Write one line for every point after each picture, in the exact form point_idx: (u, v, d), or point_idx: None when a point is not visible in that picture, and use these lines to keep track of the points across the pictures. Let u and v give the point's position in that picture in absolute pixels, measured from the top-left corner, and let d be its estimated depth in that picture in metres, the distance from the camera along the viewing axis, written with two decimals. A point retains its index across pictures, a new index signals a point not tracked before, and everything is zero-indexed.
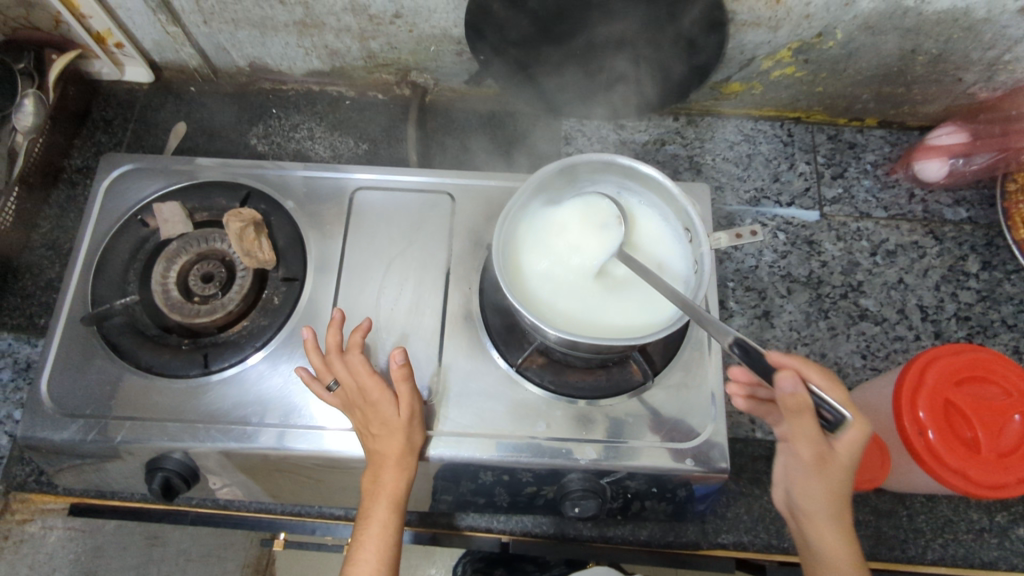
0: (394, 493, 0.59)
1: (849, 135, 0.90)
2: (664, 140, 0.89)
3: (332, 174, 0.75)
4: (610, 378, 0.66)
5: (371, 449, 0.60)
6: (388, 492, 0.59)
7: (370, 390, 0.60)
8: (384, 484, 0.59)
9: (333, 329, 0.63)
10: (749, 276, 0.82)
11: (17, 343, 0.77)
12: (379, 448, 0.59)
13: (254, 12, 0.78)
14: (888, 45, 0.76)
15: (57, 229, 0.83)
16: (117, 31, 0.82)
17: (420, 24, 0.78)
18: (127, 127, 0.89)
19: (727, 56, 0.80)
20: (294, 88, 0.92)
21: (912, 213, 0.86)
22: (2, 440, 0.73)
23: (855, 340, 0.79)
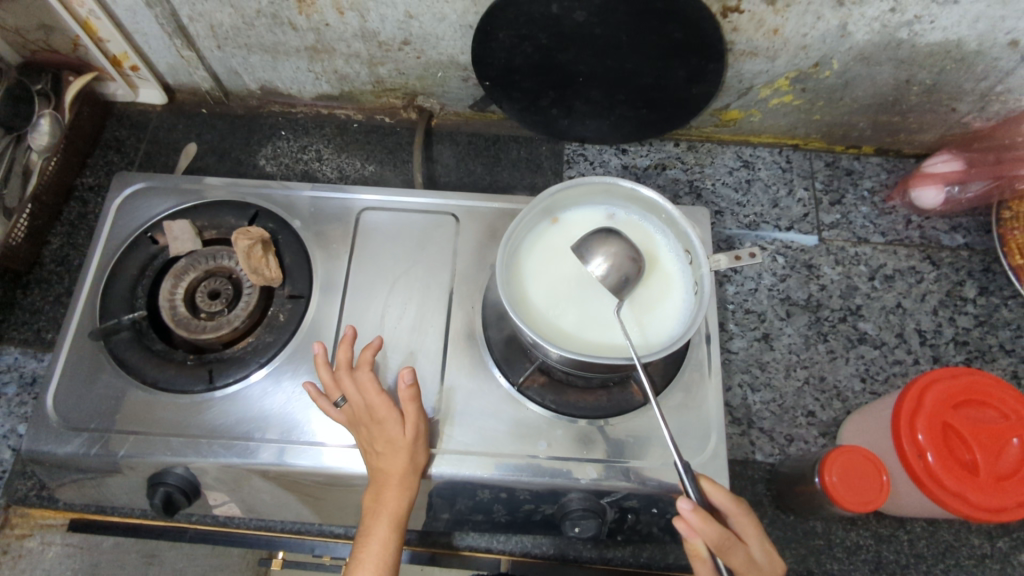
0: (396, 511, 0.59)
1: (846, 162, 0.92)
2: (665, 164, 0.90)
3: (339, 195, 0.77)
4: (610, 398, 0.66)
5: (374, 467, 0.60)
6: (389, 510, 0.59)
7: (377, 408, 0.61)
8: (387, 502, 0.59)
9: (345, 346, 0.64)
10: (749, 298, 0.83)
11: (23, 357, 0.78)
12: (383, 466, 0.59)
13: (267, 38, 0.80)
14: (884, 76, 0.78)
15: (66, 246, 0.84)
16: (133, 54, 0.85)
17: (428, 51, 0.80)
18: (139, 147, 0.91)
19: (727, 84, 0.82)
20: (304, 111, 0.94)
21: (909, 238, 0.87)
22: (6, 454, 0.74)
23: (854, 364, 0.79)
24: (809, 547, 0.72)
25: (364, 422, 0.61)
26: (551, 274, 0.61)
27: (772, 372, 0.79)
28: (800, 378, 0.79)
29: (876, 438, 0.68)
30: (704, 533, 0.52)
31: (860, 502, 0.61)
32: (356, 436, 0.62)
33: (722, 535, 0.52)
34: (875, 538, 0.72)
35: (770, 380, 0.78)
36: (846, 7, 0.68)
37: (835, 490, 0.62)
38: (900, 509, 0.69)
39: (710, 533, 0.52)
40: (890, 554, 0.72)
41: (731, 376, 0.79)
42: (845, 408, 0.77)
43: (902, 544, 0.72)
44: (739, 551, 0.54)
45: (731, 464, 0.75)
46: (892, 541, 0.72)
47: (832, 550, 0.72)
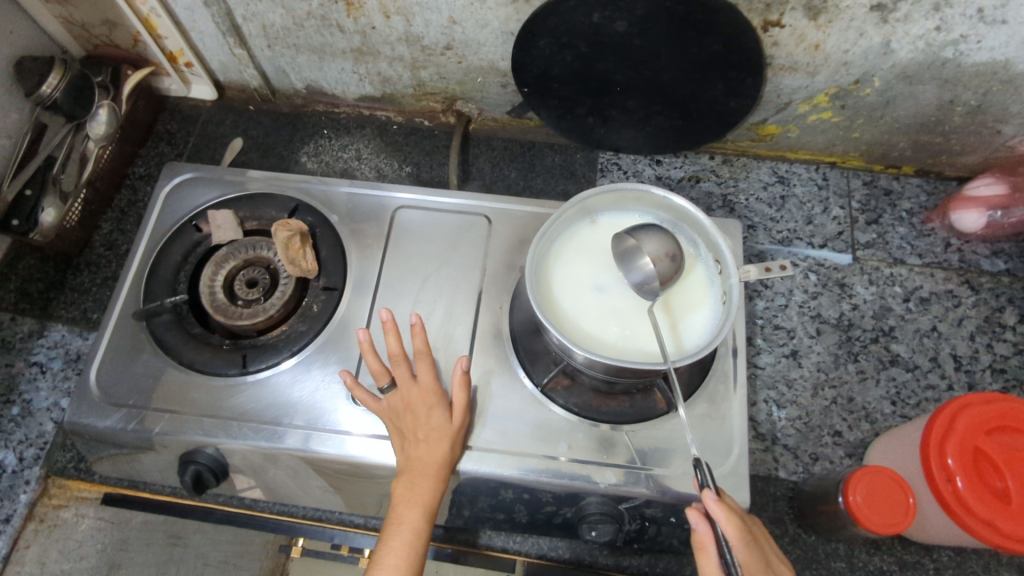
0: (429, 502, 0.60)
1: (884, 182, 0.91)
2: (699, 177, 0.91)
3: (376, 192, 0.79)
4: (633, 405, 0.66)
5: (411, 456, 0.61)
6: (423, 499, 0.60)
7: (425, 397, 0.64)
8: (421, 491, 0.60)
9: (394, 336, 0.66)
10: (779, 314, 0.82)
11: (69, 335, 0.82)
12: (421, 455, 0.61)
13: (316, 39, 0.83)
14: (927, 95, 0.77)
15: (115, 231, 0.88)
16: (188, 51, 0.88)
17: (469, 56, 0.82)
18: (189, 140, 0.95)
19: (764, 98, 0.82)
20: (346, 111, 0.97)
21: (947, 261, 0.86)
22: (48, 426, 0.77)
23: (884, 386, 0.78)
24: (831, 569, 0.70)
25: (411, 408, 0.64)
26: (581, 277, 0.62)
27: (799, 390, 0.78)
28: (828, 397, 0.78)
29: (903, 461, 0.67)
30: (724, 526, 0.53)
31: (886, 524, 0.60)
32: (395, 424, 0.64)
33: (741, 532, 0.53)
34: (899, 564, 0.71)
35: (796, 397, 0.78)
36: (889, 24, 0.68)
37: (859, 511, 0.60)
38: (927, 536, 0.67)
39: (729, 527, 0.53)
40: None
41: (756, 391, 0.78)
42: (873, 430, 0.76)
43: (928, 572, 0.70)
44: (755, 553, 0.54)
45: (753, 479, 0.74)
46: (917, 568, 0.71)
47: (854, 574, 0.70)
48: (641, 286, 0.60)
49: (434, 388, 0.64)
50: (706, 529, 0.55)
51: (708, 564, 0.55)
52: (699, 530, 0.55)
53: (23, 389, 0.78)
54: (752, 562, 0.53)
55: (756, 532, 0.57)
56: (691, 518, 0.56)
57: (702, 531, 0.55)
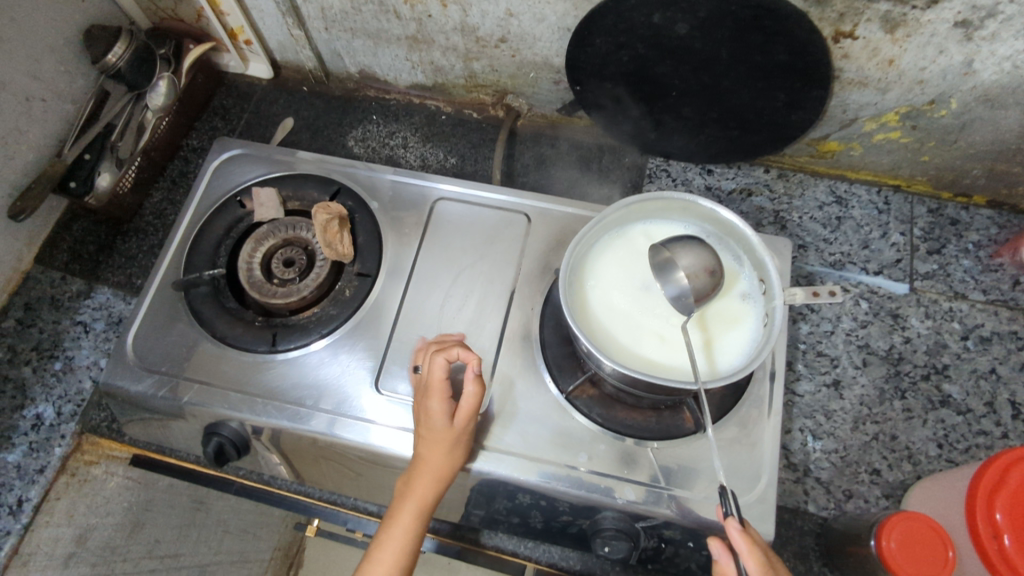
0: (424, 500, 0.60)
1: (952, 211, 0.85)
2: (751, 190, 0.87)
3: (418, 182, 0.78)
4: (660, 421, 0.64)
5: (417, 453, 0.61)
6: (419, 498, 0.60)
7: (434, 395, 0.61)
8: (416, 489, 0.60)
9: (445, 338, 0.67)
10: (823, 340, 0.78)
11: (113, 298, 0.84)
12: (421, 454, 0.60)
13: (372, 24, 0.83)
14: (1008, 121, 0.72)
15: (165, 201, 0.90)
16: (249, 28, 0.90)
17: (523, 50, 0.81)
18: (243, 117, 0.96)
19: (829, 113, 0.78)
20: (397, 98, 0.97)
21: (1014, 300, 0.80)
22: (86, 384, 0.79)
23: (932, 427, 0.73)
24: None
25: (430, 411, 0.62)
26: (615, 285, 0.60)
27: (838, 422, 0.74)
28: (868, 433, 0.74)
29: (945, 509, 0.63)
30: (744, 559, 0.51)
31: None
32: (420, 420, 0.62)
33: (763, 568, 0.50)
34: None
35: (834, 429, 0.74)
36: (973, 42, 0.64)
37: (891, 557, 0.57)
38: None
39: (751, 561, 0.50)
40: None
41: (792, 419, 0.74)
42: (915, 473, 0.71)
43: None
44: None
45: (780, 511, 0.71)
46: None
47: None
48: (676, 300, 0.57)
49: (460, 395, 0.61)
50: (728, 562, 0.53)
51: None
52: (720, 561, 0.53)
53: (67, 346, 0.81)
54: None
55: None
56: (713, 548, 0.54)
57: (724, 562, 0.53)
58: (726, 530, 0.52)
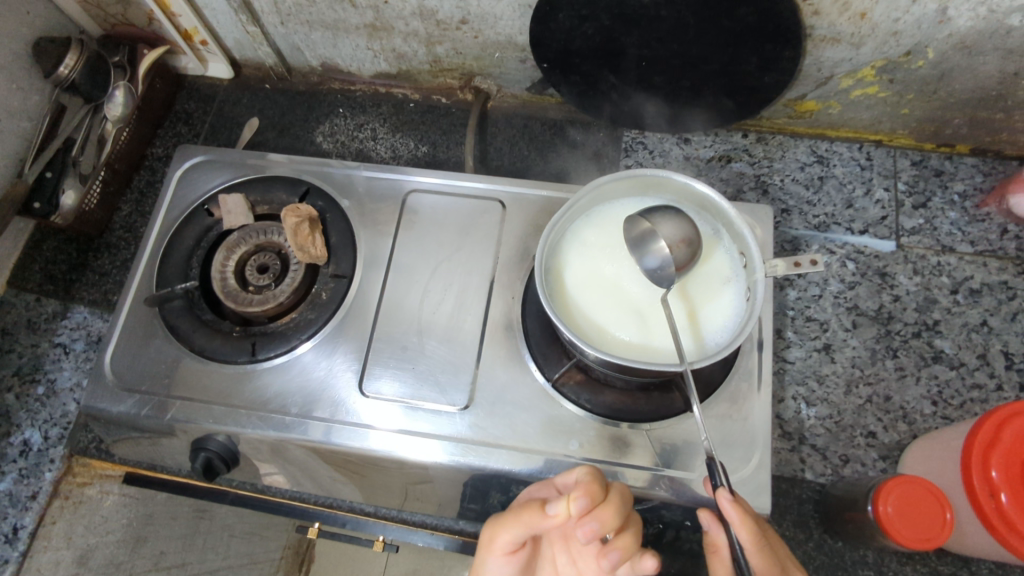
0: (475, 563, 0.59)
1: (936, 162, 0.84)
2: (730, 156, 0.85)
3: (391, 175, 0.76)
4: (649, 402, 0.63)
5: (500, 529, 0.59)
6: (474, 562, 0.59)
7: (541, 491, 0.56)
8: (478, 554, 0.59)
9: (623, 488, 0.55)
10: (812, 305, 0.77)
11: (91, 317, 0.83)
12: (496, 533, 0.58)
13: (328, 15, 0.80)
14: (987, 67, 0.70)
15: (134, 213, 0.89)
16: (202, 28, 0.87)
17: (485, 30, 0.78)
18: (206, 120, 0.94)
19: (804, 72, 0.75)
20: (362, 89, 0.94)
21: (1003, 250, 0.79)
22: (71, 406, 0.78)
23: (925, 384, 0.73)
24: None
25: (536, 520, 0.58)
26: (593, 267, 0.58)
27: (830, 387, 0.73)
28: (862, 395, 0.73)
29: (942, 467, 0.63)
30: (736, 528, 0.50)
31: (919, 539, 0.56)
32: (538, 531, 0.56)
33: (755, 536, 0.50)
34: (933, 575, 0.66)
35: (827, 394, 0.73)
36: None
37: (890, 522, 0.57)
38: (961, 547, 0.63)
39: (744, 531, 0.50)
40: None
41: (784, 387, 0.74)
42: (911, 432, 0.71)
43: None
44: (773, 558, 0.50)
45: (777, 480, 0.70)
46: None
47: None
48: (655, 273, 0.56)
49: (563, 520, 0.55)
50: (719, 534, 0.53)
51: (721, 568, 0.53)
52: (711, 533, 0.53)
53: (48, 369, 0.80)
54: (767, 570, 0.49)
55: (775, 545, 0.53)
56: (705, 521, 0.54)
57: (715, 534, 0.53)
58: (717, 501, 0.51)
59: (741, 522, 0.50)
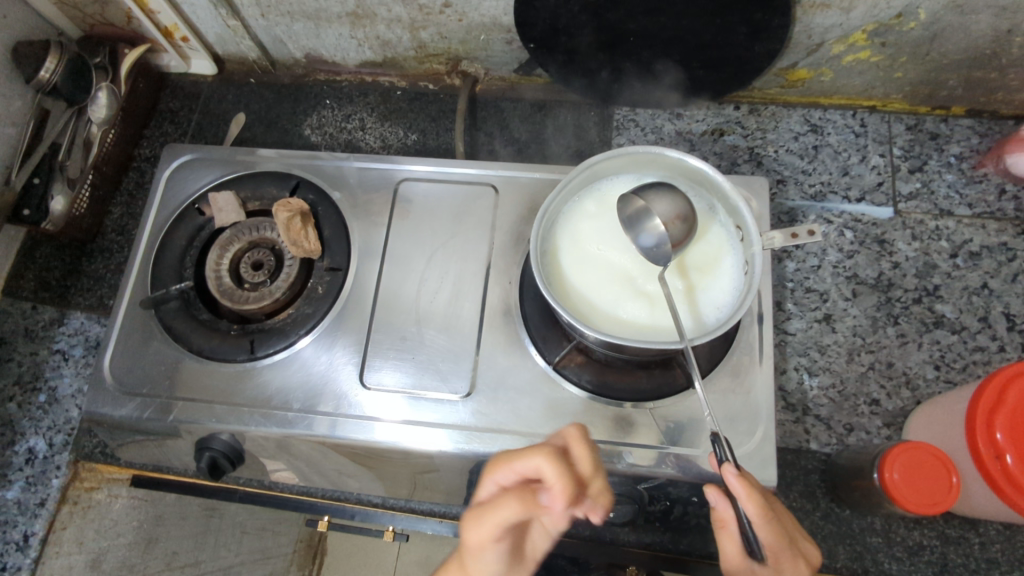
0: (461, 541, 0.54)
1: (931, 125, 0.83)
2: (723, 130, 0.84)
3: (381, 165, 0.76)
4: (651, 380, 0.63)
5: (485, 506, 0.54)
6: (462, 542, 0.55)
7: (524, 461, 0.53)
8: None
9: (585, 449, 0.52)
10: (811, 275, 0.77)
11: (88, 322, 0.82)
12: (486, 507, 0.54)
13: (309, 4, 0.79)
14: (980, 26, 0.69)
15: (125, 216, 0.88)
16: (183, 25, 0.85)
17: (469, 13, 0.77)
18: (192, 118, 0.93)
19: (794, 40, 0.74)
20: (348, 79, 0.93)
21: (1001, 210, 0.78)
22: (73, 412, 0.78)
23: (928, 350, 0.73)
24: (866, 545, 0.67)
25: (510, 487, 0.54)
26: (589, 248, 0.58)
27: (832, 356, 0.73)
28: (864, 363, 0.73)
29: (947, 431, 0.63)
30: (744, 503, 0.50)
31: (927, 504, 0.56)
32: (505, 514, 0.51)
33: (763, 511, 0.49)
34: (941, 538, 0.66)
35: (829, 364, 0.73)
36: None
37: (896, 489, 0.57)
38: (968, 510, 0.63)
39: (750, 505, 0.49)
40: (958, 557, 0.66)
41: (786, 359, 0.73)
42: (914, 398, 0.71)
43: (973, 547, 0.66)
44: (781, 531, 0.50)
45: (782, 452, 0.71)
46: (961, 543, 0.66)
47: (891, 549, 0.66)
48: (651, 251, 0.55)
49: None
50: (727, 510, 0.53)
51: (729, 543, 0.53)
52: (718, 509, 0.53)
53: (48, 377, 0.80)
54: (775, 541, 0.50)
55: (782, 514, 0.53)
56: (711, 497, 0.53)
57: (723, 510, 0.53)
58: (723, 477, 0.51)
59: (748, 498, 0.49)
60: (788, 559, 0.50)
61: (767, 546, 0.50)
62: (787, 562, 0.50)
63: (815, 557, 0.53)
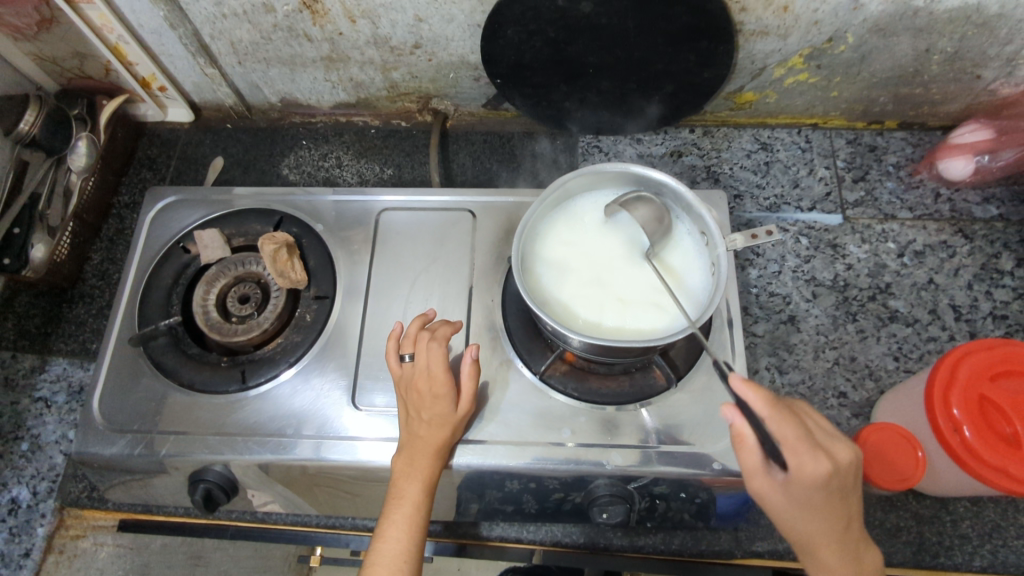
0: (428, 476, 0.60)
1: (869, 138, 0.90)
2: (681, 151, 0.90)
3: (359, 198, 0.79)
4: (633, 384, 0.66)
5: (413, 432, 0.62)
6: (422, 475, 0.60)
7: (416, 380, 0.63)
8: (419, 466, 0.60)
9: (442, 332, 0.65)
10: (772, 281, 0.82)
11: (71, 368, 0.82)
12: (421, 434, 0.61)
13: (285, 51, 0.83)
14: (902, 47, 0.76)
15: (106, 261, 0.89)
16: (160, 75, 0.88)
17: (439, 52, 0.82)
18: (170, 164, 0.95)
19: (739, 66, 0.81)
20: (323, 120, 0.97)
21: (938, 212, 0.85)
22: (57, 458, 0.77)
23: (886, 343, 0.78)
24: None
25: (410, 403, 0.63)
26: (566, 261, 0.62)
27: (800, 354, 0.78)
28: (829, 359, 0.77)
29: (909, 415, 0.67)
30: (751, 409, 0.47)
31: (897, 480, 0.61)
32: (403, 398, 0.64)
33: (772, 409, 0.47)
34: (915, 519, 0.70)
35: (797, 362, 0.77)
36: None
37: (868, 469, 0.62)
38: (935, 487, 0.67)
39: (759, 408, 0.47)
40: (933, 535, 0.69)
41: (757, 359, 0.78)
42: (878, 388, 0.75)
43: (946, 525, 0.70)
44: (800, 433, 0.47)
45: None
46: (934, 522, 0.70)
47: (871, 533, 0.69)
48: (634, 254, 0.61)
49: (427, 381, 0.62)
50: (744, 423, 0.48)
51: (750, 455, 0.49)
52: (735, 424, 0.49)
53: (31, 425, 0.79)
54: (794, 443, 0.46)
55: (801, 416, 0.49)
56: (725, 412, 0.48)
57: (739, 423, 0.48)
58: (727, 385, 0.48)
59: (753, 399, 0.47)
60: (809, 458, 0.46)
61: (785, 447, 0.46)
62: (808, 462, 0.46)
63: (845, 461, 0.48)
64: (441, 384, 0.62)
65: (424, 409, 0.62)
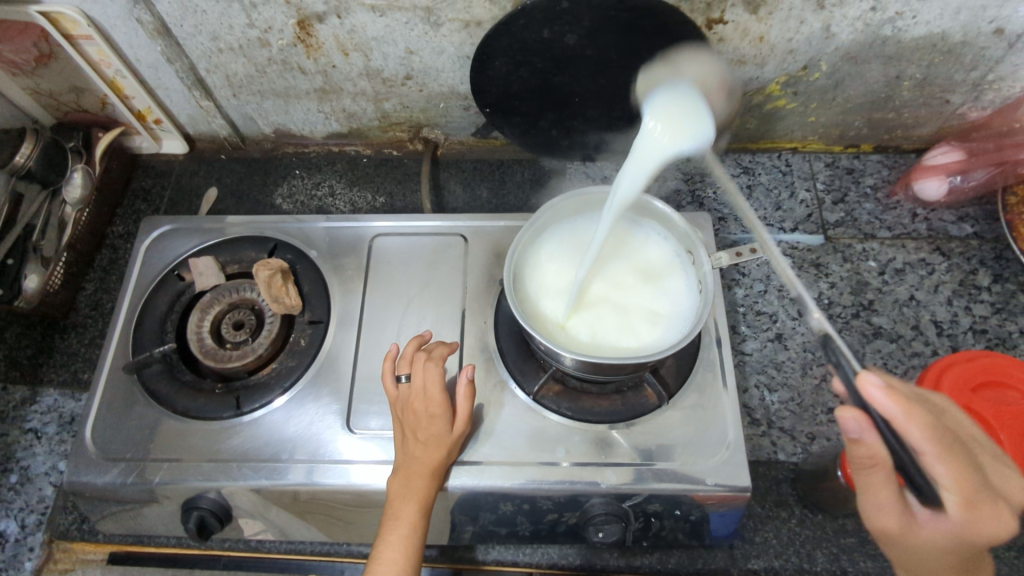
0: (424, 496, 0.60)
1: (846, 161, 0.94)
2: (666, 175, 0.93)
3: (352, 224, 0.80)
4: (625, 403, 0.67)
5: (409, 453, 0.62)
6: (418, 495, 0.60)
7: (413, 400, 0.64)
8: (415, 486, 0.60)
9: (437, 354, 0.66)
10: (758, 301, 0.84)
11: (61, 399, 0.82)
12: (418, 454, 0.61)
13: (279, 83, 0.85)
14: (874, 73, 0.80)
15: (99, 291, 0.89)
16: (156, 108, 0.90)
17: (429, 83, 0.84)
18: (164, 195, 0.96)
19: None
20: (316, 150, 0.99)
21: (916, 231, 0.88)
22: (47, 490, 0.76)
23: (871, 358, 0.79)
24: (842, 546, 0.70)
25: (407, 423, 0.64)
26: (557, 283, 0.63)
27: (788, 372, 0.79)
28: (816, 375, 0.79)
29: None
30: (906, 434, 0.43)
31: None
32: (399, 419, 0.65)
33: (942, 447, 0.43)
34: None
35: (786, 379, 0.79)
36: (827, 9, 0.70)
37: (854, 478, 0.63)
38: None
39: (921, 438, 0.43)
40: None
41: (746, 377, 0.79)
42: None
43: None
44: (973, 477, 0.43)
45: (754, 465, 0.75)
46: None
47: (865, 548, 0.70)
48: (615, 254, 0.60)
49: (424, 401, 0.63)
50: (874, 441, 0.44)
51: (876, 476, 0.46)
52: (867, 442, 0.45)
53: (20, 457, 0.78)
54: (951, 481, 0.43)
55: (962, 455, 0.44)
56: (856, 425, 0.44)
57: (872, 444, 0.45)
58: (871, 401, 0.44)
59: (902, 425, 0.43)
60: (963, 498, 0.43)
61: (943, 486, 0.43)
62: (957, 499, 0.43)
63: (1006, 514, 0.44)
64: (438, 404, 0.63)
65: (422, 429, 0.62)
